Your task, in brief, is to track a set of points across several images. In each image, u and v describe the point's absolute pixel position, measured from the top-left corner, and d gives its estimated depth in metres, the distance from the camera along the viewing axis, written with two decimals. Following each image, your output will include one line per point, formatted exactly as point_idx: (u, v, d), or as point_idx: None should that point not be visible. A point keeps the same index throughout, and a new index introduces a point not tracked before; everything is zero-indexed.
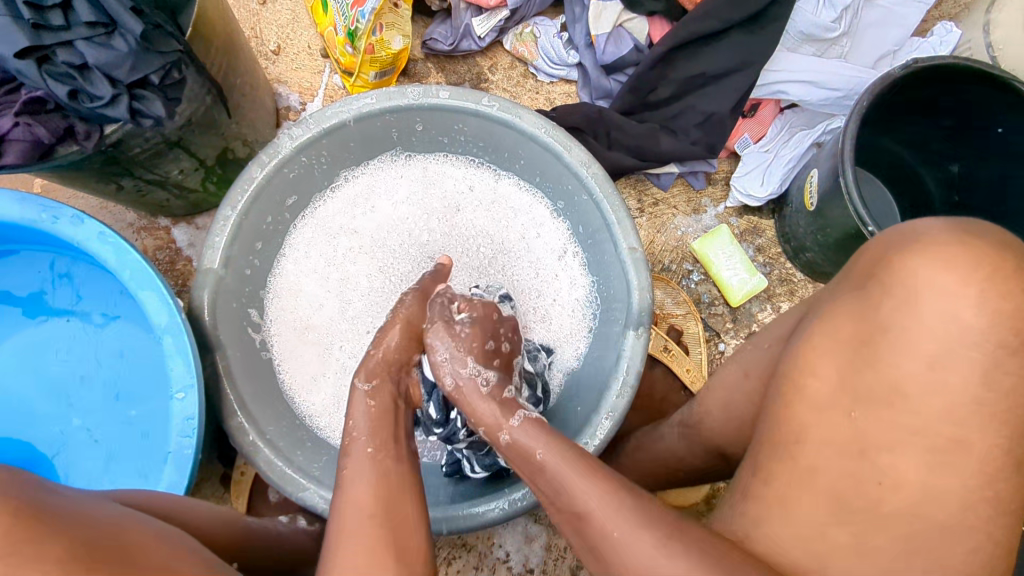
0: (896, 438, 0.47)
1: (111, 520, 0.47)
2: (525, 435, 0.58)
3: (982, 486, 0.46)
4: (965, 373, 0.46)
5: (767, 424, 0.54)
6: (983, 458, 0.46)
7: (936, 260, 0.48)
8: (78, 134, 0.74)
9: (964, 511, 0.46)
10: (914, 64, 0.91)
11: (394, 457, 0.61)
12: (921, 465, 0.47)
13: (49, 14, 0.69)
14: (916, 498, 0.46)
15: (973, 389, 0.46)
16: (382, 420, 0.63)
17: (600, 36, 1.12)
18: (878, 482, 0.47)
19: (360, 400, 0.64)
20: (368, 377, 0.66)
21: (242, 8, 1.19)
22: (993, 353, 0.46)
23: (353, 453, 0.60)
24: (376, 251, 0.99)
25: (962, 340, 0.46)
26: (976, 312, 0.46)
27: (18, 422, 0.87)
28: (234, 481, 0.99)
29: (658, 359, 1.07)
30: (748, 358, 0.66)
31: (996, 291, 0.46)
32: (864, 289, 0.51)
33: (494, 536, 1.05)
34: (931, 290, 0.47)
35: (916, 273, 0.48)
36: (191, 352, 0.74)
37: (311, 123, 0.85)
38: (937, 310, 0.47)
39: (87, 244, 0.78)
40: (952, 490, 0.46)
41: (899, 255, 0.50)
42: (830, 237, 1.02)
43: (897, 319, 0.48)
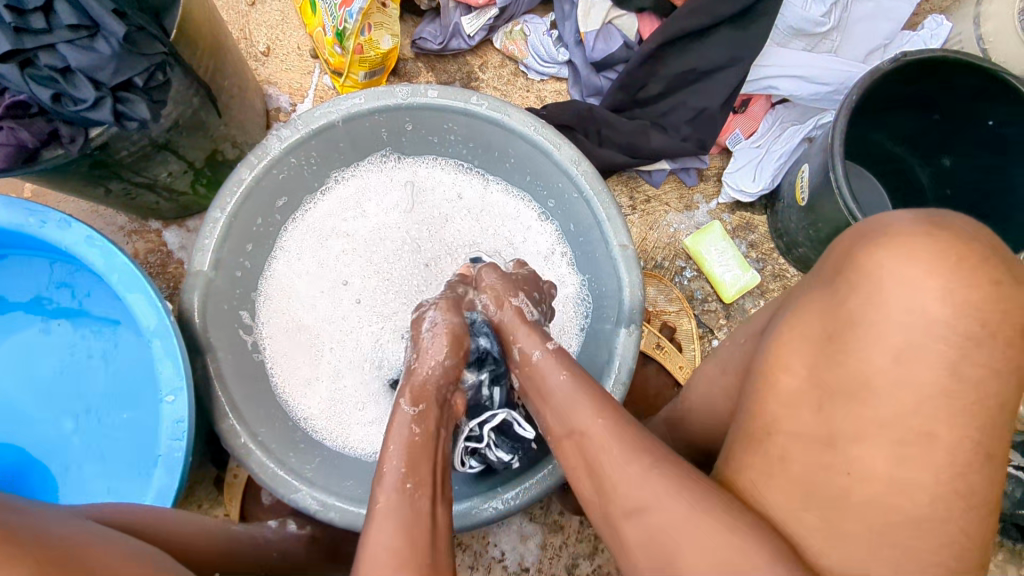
0: (864, 429, 0.47)
1: (79, 538, 0.47)
2: (545, 363, 0.65)
3: (952, 479, 0.45)
4: (932, 365, 0.46)
5: (746, 420, 0.54)
6: (952, 448, 0.45)
7: (900, 252, 0.47)
8: (62, 138, 0.74)
9: (933, 503, 0.45)
10: (904, 57, 0.90)
11: (429, 494, 0.58)
12: (889, 459, 0.46)
13: (31, 16, 0.68)
14: (881, 489, 0.46)
15: (942, 381, 0.45)
16: (422, 453, 0.61)
17: (589, 34, 1.12)
18: (846, 472, 0.48)
19: (404, 422, 0.63)
20: (414, 400, 0.65)
21: (232, 9, 1.18)
22: (961, 345, 0.45)
23: (387, 486, 0.58)
24: (367, 253, 0.99)
25: (929, 333, 0.46)
26: (940, 303, 0.46)
27: (8, 427, 0.87)
28: (227, 484, 0.98)
29: (651, 356, 1.07)
30: (729, 354, 0.65)
31: (961, 282, 0.46)
32: (833, 285, 0.51)
33: (490, 536, 1.05)
34: (895, 282, 0.47)
35: (880, 266, 0.48)
36: (181, 355, 0.74)
37: (300, 124, 0.85)
38: (902, 303, 0.46)
39: (74, 248, 0.77)
40: (921, 481, 0.45)
41: (864, 249, 0.49)
42: (822, 233, 1.02)
43: (864, 313, 0.48)
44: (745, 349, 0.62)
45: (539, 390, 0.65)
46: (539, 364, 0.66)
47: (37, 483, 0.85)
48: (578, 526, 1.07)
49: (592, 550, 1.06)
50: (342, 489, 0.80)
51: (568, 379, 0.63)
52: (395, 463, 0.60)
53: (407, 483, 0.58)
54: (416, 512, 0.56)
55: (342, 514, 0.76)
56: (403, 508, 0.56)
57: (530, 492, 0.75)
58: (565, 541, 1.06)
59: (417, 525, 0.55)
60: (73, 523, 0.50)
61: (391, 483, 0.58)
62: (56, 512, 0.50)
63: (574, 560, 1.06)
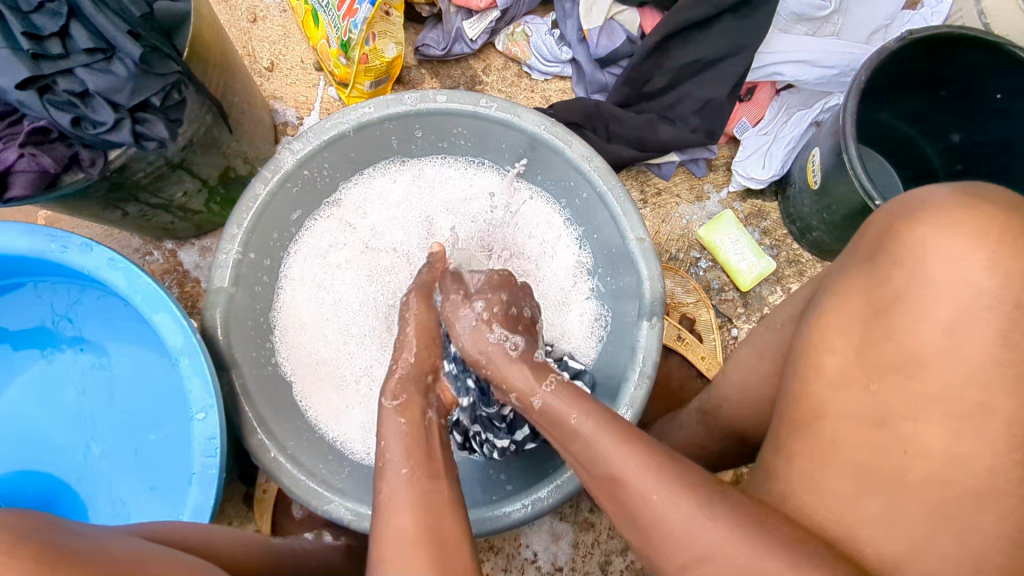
0: (916, 406, 0.47)
1: (128, 555, 0.47)
2: (558, 401, 0.60)
3: (1009, 450, 0.45)
4: (983, 335, 0.46)
5: (786, 405, 0.55)
6: (1010, 419, 0.45)
7: (939, 226, 0.48)
8: (82, 161, 0.75)
9: (991, 475, 0.45)
10: (909, 36, 0.91)
11: (429, 475, 0.58)
12: (946, 433, 0.46)
13: (48, 43, 0.69)
14: (941, 465, 0.46)
15: (995, 351, 0.46)
16: (415, 436, 0.62)
17: (592, 31, 1.12)
18: (903, 450, 0.47)
19: (390, 414, 0.64)
20: (394, 395, 0.66)
21: (233, 27, 1.19)
22: (1012, 315, 0.46)
23: (388, 477, 0.58)
24: (371, 262, 0.98)
25: (976, 305, 0.46)
26: (988, 274, 0.46)
27: (37, 453, 0.86)
28: (257, 499, 0.98)
29: (673, 348, 1.07)
30: (764, 340, 0.66)
31: (1007, 252, 0.46)
32: (874, 263, 0.51)
33: (521, 537, 1.05)
34: (939, 256, 0.47)
35: (923, 241, 0.48)
36: (208, 371, 0.75)
37: (312, 136, 0.85)
38: (950, 276, 0.47)
39: (98, 271, 0.78)
40: (977, 454, 0.45)
41: (906, 225, 0.49)
42: (836, 215, 1.01)
43: (910, 288, 0.48)
44: (781, 334, 0.63)
45: (557, 433, 0.60)
46: (545, 408, 0.61)
47: (71, 510, 0.85)
48: (608, 522, 1.06)
49: (623, 546, 1.06)
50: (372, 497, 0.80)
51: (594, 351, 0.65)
52: (391, 454, 0.60)
53: (404, 468, 0.58)
54: (424, 491, 0.57)
55: None
56: (408, 492, 0.56)
57: (561, 491, 0.75)
58: (596, 538, 1.06)
59: (427, 508, 0.55)
60: (116, 538, 0.49)
61: (391, 469, 0.58)
62: (102, 530, 0.50)
63: (607, 557, 1.05)
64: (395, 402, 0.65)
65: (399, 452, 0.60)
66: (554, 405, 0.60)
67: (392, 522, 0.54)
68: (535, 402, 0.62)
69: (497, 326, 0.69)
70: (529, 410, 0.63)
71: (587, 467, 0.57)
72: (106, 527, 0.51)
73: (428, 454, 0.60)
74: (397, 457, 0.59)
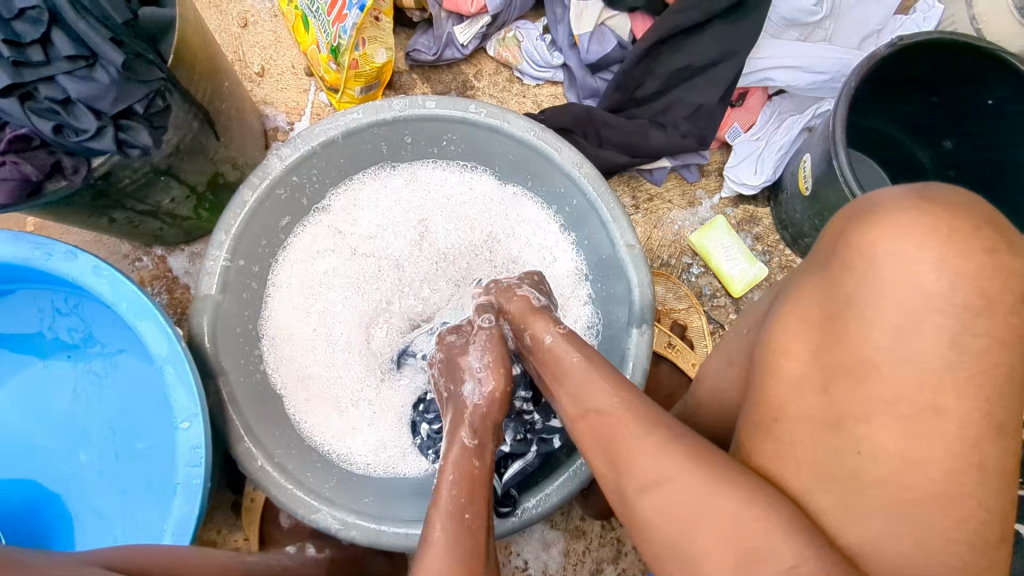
0: (871, 409, 0.46)
1: None
2: (559, 345, 0.64)
3: (966, 453, 0.44)
4: (933, 335, 0.45)
5: (751, 405, 0.54)
6: (963, 420, 0.44)
7: (886, 229, 0.47)
8: (65, 169, 0.74)
9: (950, 480, 0.44)
10: (901, 42, 0.90)
11: (486, 526, 0.56)
12: (899, 436, 0.45)
13: (29, 49, 0.69)
14: (897, 466, 0.45)
15: (945, 354, 0.45)
16: (478, 482, 0.60)
17: (583, 36, 1.12)
18: (857, 452, 0.47)
19: (462, 453, 0.63)
20: (472, 432, 0.66)
21: (224, 32, 1.19)
22: (963, 317, 0.45)
23: (444, 511, 0.57)
24: (360, 266, 0.97)
25: (927, 307, 0.45)
26: (937, 277, 0.45)
27: (22, 461, 0.86)
28: (245, 508, 0.97)
29: (663, 356, 1.06)
30: (732, 344, 0.66)
31: (955, 253, 0.45)
32: (829, 269, 0.50)
33: (512, 545, 1.04)
34: (889, 260, 0.46)
35: (872, 246, 0.47)
36: (193, 381, 0.74)
37: (299, 142, 0.85)
38: (899, 279, 0.46)
39: (82, 278, 0.77)
40: (933, 457, 0.45)
41: (858, 229, 0.48)
42: (828, 221, 1.01)
43: (860, 293, 0.47)
44: (752, 340, 0.62)
45: (556, 372, 0.63)
46: (554, 346, 0.65)
47: (55, 517, 0.84)
48: (600, 530, 1.06)
49: (615, 554, 1.05)
50: (361, 506, 0.80)
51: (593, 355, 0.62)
52: (451, 492, 0.58)
53: (466, 512, 0.57)
54: (477, 543, 0.54)
55: (363, 533, 0.76)
56: (463, 538, 0.54)
57: (552, 500, 0.75)
58: (588, 546, 1.05)
59: (477, 557, 0.53)
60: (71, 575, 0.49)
61: (448, 511, 0.56)
62: (66, 564, 0.51)
63: (599, 565, 1.05)
64: (472, 439, 0.65)
65: (461, 493, 0.58)
66: (561, 345, 0.64)
67: (440, 558, 0.53)
68: (546, 339, 0.66)
69: (522, 292, 0.76)
70: (540, 348, 0.66)
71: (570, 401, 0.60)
72: (68, 562, 0.52)
73: (491, 509, 0.58)
74: (460, 498, 0.58)
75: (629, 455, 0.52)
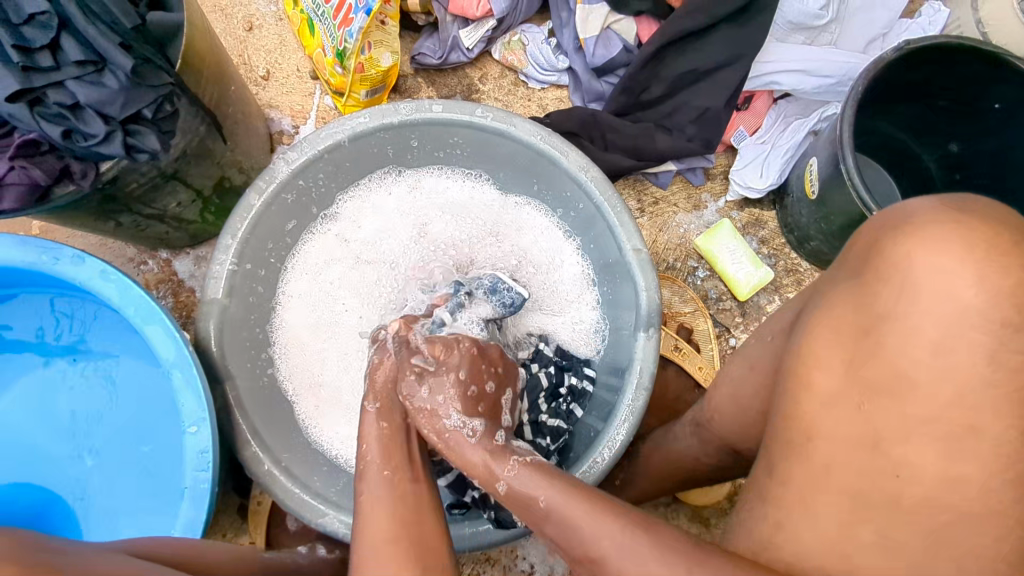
0: (909, 428, 0.46)
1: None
2: (525, 484, 0.58)
3: (1001, 469, 0.45)
4: (971, 352, 0.45)
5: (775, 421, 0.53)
6: (999, 439, 0.45)
7: (925, 241, 0.47)
8: (74, 174, 0.74)
9: (983, 497, 0.45)
10: (908, 46, 0.90)
11: (409, 477, 0.62)
12: (937, 454, 0.46)
13: (38, 55, 0.69)
14: (933, 487, 0.45)
15: (982, 370, 0.45)
16: (396, 441, 0.65)
17: (589, 40, 1.12)
18: (895, 474, 0.46)
19: (371, 422, 0.66)
20: (375, 398, 0.69)
21: (230, 36, 1.19)
22: (1000, 334, 0.45)
23: (370, 480, 0.61)
24: (366, 272, 0.97)
25: (965, 322, 0.46)
26: (975, 291, 0.45)
27: (30, 466, 0.86)
28: (251, 511, 0.98)
29: (670, 359, 1.06)
30: (754, 351, 0.65)
31: (994, 268, 0.46)
32: (861, 278, 0.50)
33: (518, 549, 1.04)
34: (928, 273, 0.47)
35: (910, 258, 0.47)
36: (202, 387, 0.74)
37: (306, 146, 0.84)
38: (938, 293, 0.46)
39: (90, 282, 0.77)
40: (969, 475, 0.45)
41: (893, 240, 0.49)
42: (834, 224, 1.01)
43: (897, 306, 0.47)
44: (771, 349, 0.62)
45: (528, 514, 0.57)
46: (512, 491, 0.59)
47: (66, 522, 0.84)
48: None
49: None
50: None
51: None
52: (375, 461, 0.62)
53: (385, 470, 0.61)
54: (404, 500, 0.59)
55: None
56: (389, 498, 0.59)
57: None
58: None
59: (408, 515, 0.58)
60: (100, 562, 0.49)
61: (372, 470, 0.62)
62: (89, 548, 0.51)
63: None
64: (374, 406, 0.68)
65: (384, 464, 0.62)
66: (521, 486, 0.58)
67: (373, 520, 0.58)
68: (500, 486, 0.60)
69: (456, 412, 0.66)
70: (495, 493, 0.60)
71: (563, 546, 0.54)
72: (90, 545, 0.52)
73: (407, 460, 0.63)
74: (384, 470, 0.61)
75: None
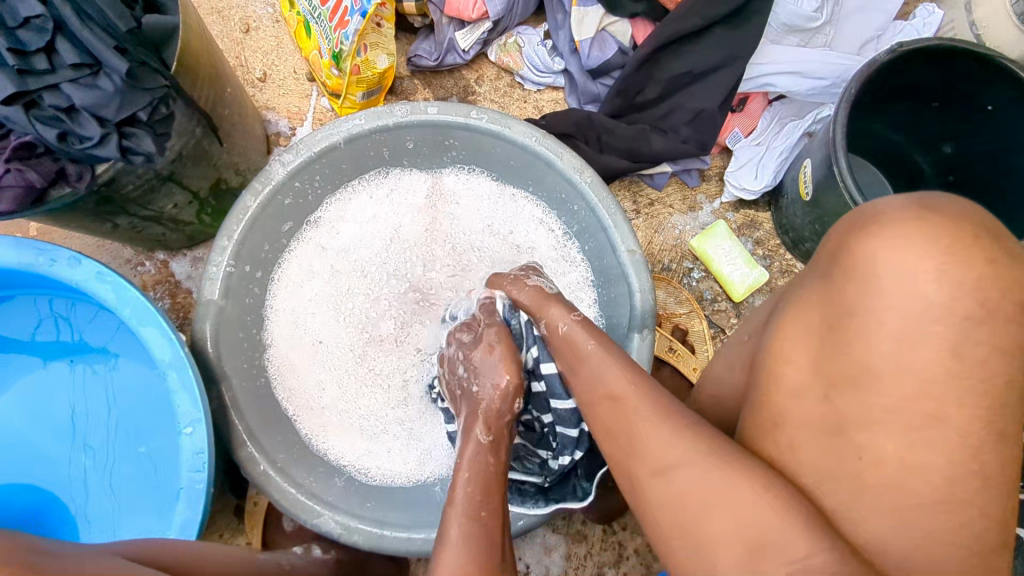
0: (872, 415, 0.47)
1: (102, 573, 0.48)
2: (577, 332, 0.64)
3: (966, 458, 0.45)
4: (934, 347, 0.45)
5: (751, 413, 0.55)
6: (963, 429, 0.45)
7: (890, 239, 0.47)
8: (69, 176, 0.75)
9: (947, 484, 0.45)
10: (899, 48, 0.91)
11: (500, 526, 0.58)
12: (899, 443, 0.46)
13: (34, 58, 0.69)
14: (896, 472, 0.46)
15: (948, 364, 0.45)
16: (491, 477, 0.62)
17: (583, 42, 1.12)
18: (858, 458, 0.47)
19: (478, 451, 0.63)
20: (487, 428, 0.65)
21: (226, 38, 1.19)
22: (961, 327, 0.45)
23: (459, 514, 0.57)
24: (355, 274, 0.97)
25: (925, 316, 0.46)
26: (936, 286, 0.45)
27: (26, 465, 0.86)
28: (247, 512, 0.98)
29: (664, 359, 1.07)
30: (732, 352, 0.65)
31: (954, 262, 0.45)
32: (829, 275, 0.51)
33: (513, 550, 1.04)
34: (890, 270, 0.47)
35: (874, 256, 0.47)
36: (197, 387, 0.74)
37: (302, 148, 0.85)
38: (900, 291, 0.46)
39: (86, 284, 0.77)
40: (934, 464, 0.45)
41: (859, 239, 0.49)
42: (828, 227, 1.01)
43: (862, 302, 0.47)
44: (751, 346, 0.62)
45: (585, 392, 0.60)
46: (569, 333, 0.65)
47: (61, 522, 0.84)
48: (601, 534, 1.06)
49: (617, 559, 1.05)
50: (363, 510, 0.81)
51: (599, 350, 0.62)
52: (464, 493, 0.59)
53: (481, 511, 0.58)
54: (487, 539, 0.56)
55: (366, 538, 0.77)
56: (475, 536, 0.56)
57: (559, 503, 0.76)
58: (588, 551, 1.05)
59: (488, 555, 0.55)
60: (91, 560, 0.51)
61: (462, 511, 0.58)
62: (88, 553, 0.52)
63: (600, 569, 1.05)
64: (487, 436, 0.65)
65: (477, 499, 0.59)
66: (577, 332, 0.64)
67: (451, 562, 0.54)
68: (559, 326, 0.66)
69: (535, 278, 0.76)
70: (554, 334, 0.67)
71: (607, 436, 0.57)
72: (89, 549, 0.53)
73: (504, 508, 0.59)
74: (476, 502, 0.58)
75: (637, 454, 0.54)
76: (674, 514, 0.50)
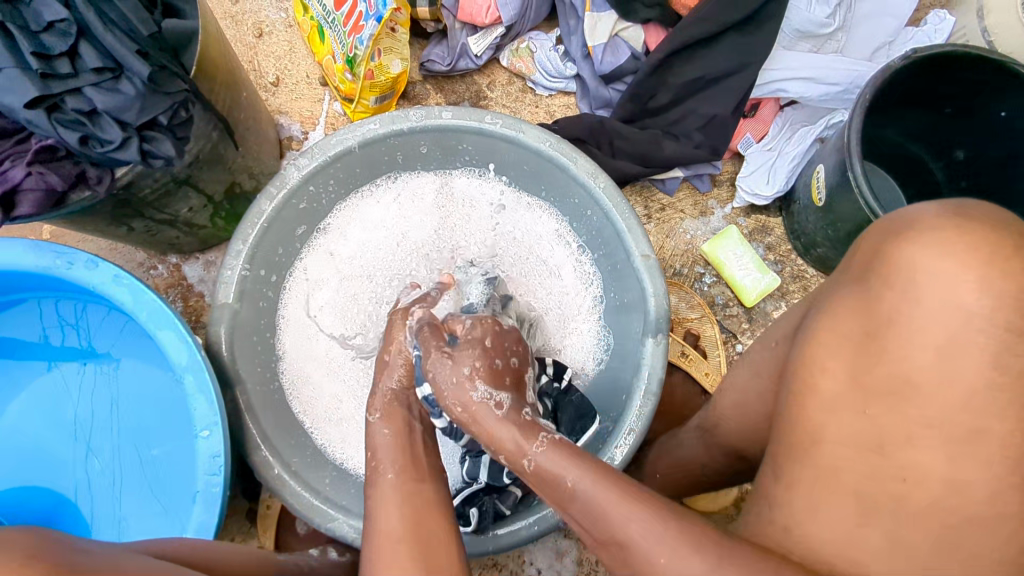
0: (911, 430, 0.47)
1: None
2: (550, 462, 0.55)
3: (1007, 473, 0.45)
4: (976, 358, 0.46)
5: (783, 427, 0.54)
6: (1003, 443, 0.45)
7: (930, 246, 0.48)
8: (90, 179, 0.75)
9: (991, 499, 0.45)
10: (914, 54, 0.91)
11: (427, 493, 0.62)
12: (941, 458, 0.46)
13: (56, 62, 0.69)
14: (939, 492, 0.46)
15: (986, 374, 0.45)
16: (404, 454, 0.65)
17: (597, 48, 1.13)
18: (901, 479, 0.47)
19: (385, 440, 0.66)
20: (382, 413, 0.68)
21: (239, 43, 1.20)
22: (1003, 337, 0.45)
23: (390, 484, 0.61)
24: (365, 278, 0.97)
25: (968, 325, 0.46)
26: (978, 296, 0.46)
27: (39, 470, 0.86)
28: (261, 515, 0.98)
29: (677, 364, 1.07)
30: (759, 358, 0.65)
31: (998, 274, 0.46)
32: (866, 282, 0.51)
33: (525, 554, 1.04)
34: (930, 276, 0.47)
35: (912, 263, 0.48)
36: (213, 391, 0.74)
37: (316, 152, 0.85)
38: (939, 300, 0.47)
39: (102, 287, 0.77)
40: (974, 479, 0.45)
41: (896, 246, 0.50)
42: (842, 231, 1.01)
43: (900, 311, 0.48)
44: (775, 353, 0.62)
45: (555, 495, 0.55)
46: (540, 469, 0.55)
47: (74, 526, 0.85)
48: None
49: None
50: None
51: (583, 481, 0.53)
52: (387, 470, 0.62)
53: (387, 472, 0.62)
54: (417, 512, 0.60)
55: None
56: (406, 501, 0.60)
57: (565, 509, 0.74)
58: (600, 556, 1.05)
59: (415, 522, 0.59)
60: (119, 556, 0.51)
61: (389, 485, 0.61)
62: (120, 549, 0.52)
63: None
64: (376, 415, 0.68)
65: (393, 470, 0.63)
66: (550, 463, 0.55)
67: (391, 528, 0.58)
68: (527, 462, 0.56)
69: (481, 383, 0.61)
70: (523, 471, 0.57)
71: (585, 527, 0.53)
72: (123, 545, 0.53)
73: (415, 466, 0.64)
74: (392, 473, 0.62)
75: None
76: (706, 524, 0.49)
